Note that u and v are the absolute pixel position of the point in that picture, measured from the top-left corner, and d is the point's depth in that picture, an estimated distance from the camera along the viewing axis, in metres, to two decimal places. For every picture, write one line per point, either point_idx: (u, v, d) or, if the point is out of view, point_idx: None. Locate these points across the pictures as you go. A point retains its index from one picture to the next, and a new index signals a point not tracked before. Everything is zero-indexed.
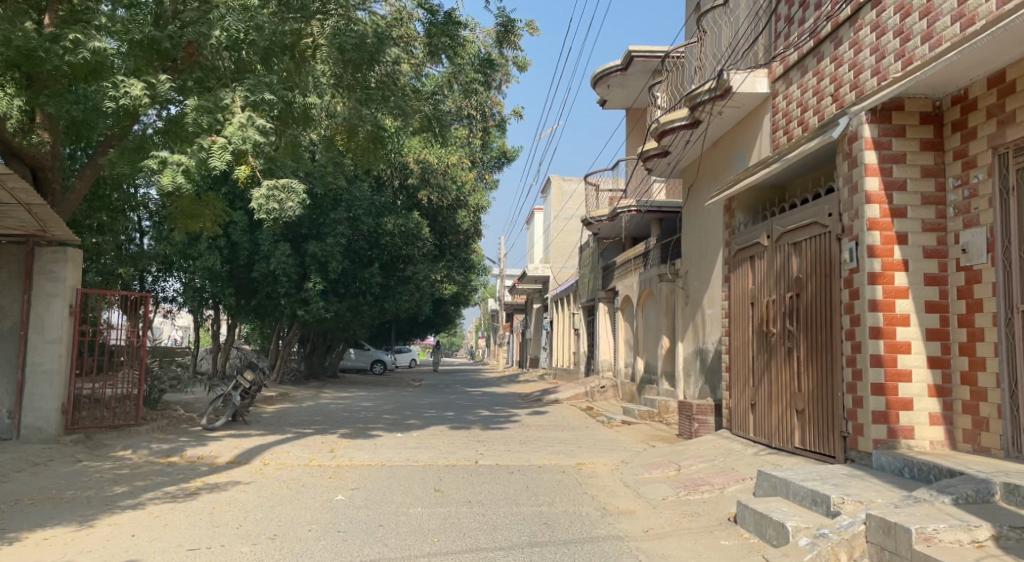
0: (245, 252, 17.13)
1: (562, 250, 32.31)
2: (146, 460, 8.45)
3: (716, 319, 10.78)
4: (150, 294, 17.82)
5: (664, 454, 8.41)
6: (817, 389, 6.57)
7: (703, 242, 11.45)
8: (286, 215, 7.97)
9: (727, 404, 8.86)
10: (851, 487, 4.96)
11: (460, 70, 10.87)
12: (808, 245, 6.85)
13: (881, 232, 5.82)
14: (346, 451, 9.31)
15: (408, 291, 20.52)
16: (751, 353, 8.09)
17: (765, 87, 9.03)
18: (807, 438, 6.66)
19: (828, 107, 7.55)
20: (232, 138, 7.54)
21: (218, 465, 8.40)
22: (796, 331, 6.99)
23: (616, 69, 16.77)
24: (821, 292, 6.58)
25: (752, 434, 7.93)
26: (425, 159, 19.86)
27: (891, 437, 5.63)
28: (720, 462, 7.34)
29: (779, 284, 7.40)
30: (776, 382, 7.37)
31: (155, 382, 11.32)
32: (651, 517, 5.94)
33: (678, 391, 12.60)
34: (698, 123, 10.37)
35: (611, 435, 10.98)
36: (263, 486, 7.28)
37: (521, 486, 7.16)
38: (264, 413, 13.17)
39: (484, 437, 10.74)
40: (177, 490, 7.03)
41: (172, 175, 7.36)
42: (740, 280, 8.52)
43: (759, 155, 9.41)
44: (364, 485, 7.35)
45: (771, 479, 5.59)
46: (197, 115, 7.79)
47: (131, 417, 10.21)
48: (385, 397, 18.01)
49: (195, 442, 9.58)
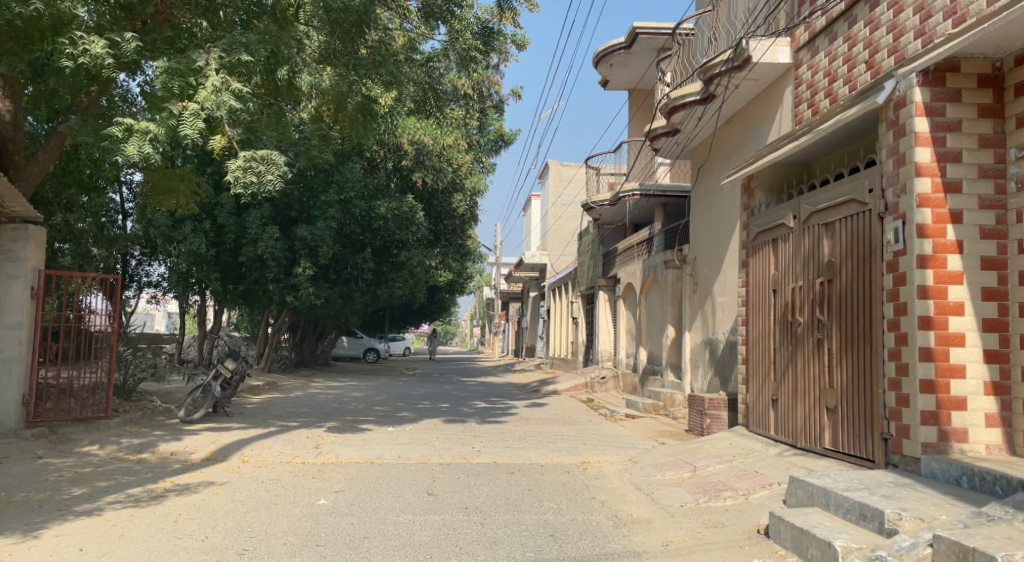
0: (232, 235, 16.33)
1: (561, 237, 31.58)
2: (112, 456, 7.76)
3: (729, 308, 10.14)
4: (132, 279, 17.14)
5: (675, 453, 7.76)
6: (853, 386, 5.90)
7: (716, 226, 10.77)
8: (265, 190, 7.26)
9: (743, 398, 8.23)
10: (906, 500, 4.33)
11: (458, 38, 10.13)
12: (843, 226, 6.15)
13: (933, 209, 5.15)
14: (332, 448, 8.63)
15: (400, 278, 19.90)
16: (773, 344, 7.43)
17: (787, 57, 8.36)
18: (840, 439, 6.02)
19: (862, 75, 6.87)
20: (205, 103, 6.79)
21: (192, 462, 7.73)
22: (826, 320, 6.31)
23: (619, 47, 16.07)
24: (857, 279, 5.89)
25: (773, 432, 7.29)
26: (419, 139, 19.05)
27: (942, 440, 4.99)
28: (740, 464, 6.71)
29: (807, 269, 6.71)
30: (802, 377, 6.73)
31: (129, 370, 10.54)
32: (669, 528, 5.31)
33: (685, 383, 11.97)
34: (712, 98, 9.69)
35: (614, 430, 10.33)
36: (239, 487, 6.63)
37: (523, 490, 6.51)
38: (249, 404, 12.45)
39: (481, 432, 10.08)
40: (142, 492, 6.35)
41: (139, 144, 6.69)
42: (760, 265, 7.85)
43: (780, 131, 8.72)
44: (351, 486, 6.69)
45: (808, 487, 4.96)
46: (168, 79, 6.99)
47: (101, 408, 9.37)
48: (376, 387, 17.37)
49: (169, 436, 8.88)
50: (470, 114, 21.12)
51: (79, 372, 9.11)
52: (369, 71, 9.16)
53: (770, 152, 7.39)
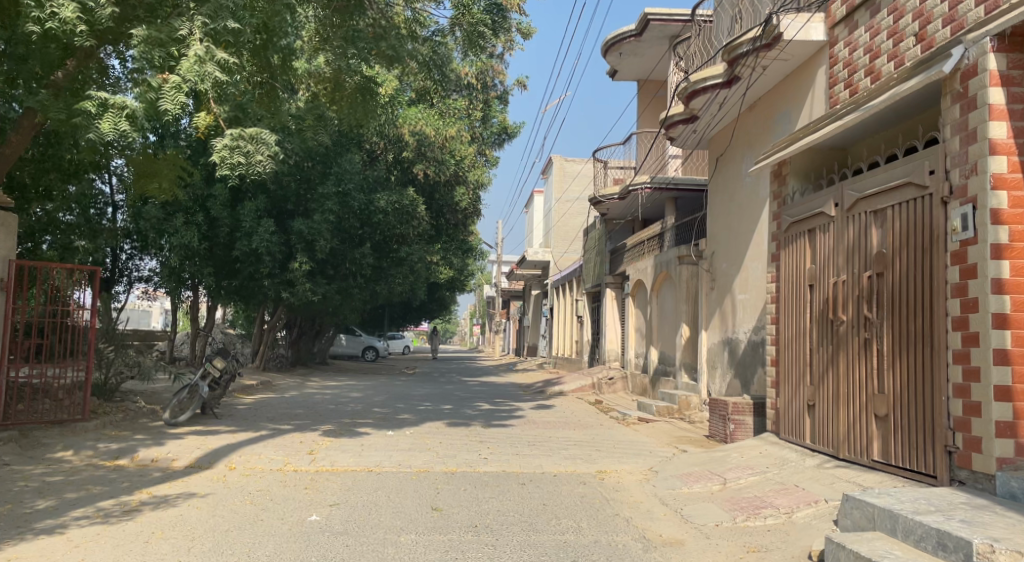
0: (225, 229, 15.61)
1: (564, 234, 30.93)
2: (88, 463, 7.14)
3: (752, 306, 9.54)
4: (122, 273, 16.47)
5: (700, 462, 7.13)
6: (908, 392, 5.27)
7: (737, 219, 10.15)
8: (254, 171, 6.59)
9: (773, 403, 7.60)
10: (993, 528, 3.71)
11: (464, 9, 9.63)
12: (895, 213, 5.52)
13: (1009, 192, 4.51)
14: (327, 454, 8.00)
15: (400, 274, 19.32)
16: (809, 345, 6.80)
17: (821, 35, 7.75)
18: (892, 450, 5.40)
19: (909, 50, 6.20)
20: (186, 74, 6.16)
21: (174, 470, 7.11)
22: (876, 319, 5.68)
23: (629, 34, 15.43)
24: (913, 272, 5.25)
25: (808, 440, 6.67)
26: (421, 130, 18.33)
27: (1020, 455, 4.37)
28: (777, 478, 6.09)
29: (852, 262, 6.08)
30: (844, 381, 6.11)
31: (111, 369, 9.89)
32: (705, 551, 4.70)
33: (702, 385, 11.43)
34: (736, 81, 9.13)
35: (629, 435, 9.72)
36: (223, 500, 6.01)
37: (537, 504, 5.88)
38: (240, 405, 11.80)
39: (487, 437, 9.43)
40: (113, 505, 5.72)
41: (114, 121, 6.09)
42: (794, 259, 7.22)
43: (811, 114, 8.13)
44: (348, 499, 6.06)
45: (868, 507, 4.35)
46: (147, 48, 6.33)
47: (78, 410, 8.74)
48: (375, 387, 16.75)
49: (152, 441, 8.25)
50: (472, 104, 20.46)
51: (56, 370, 8.46)
52: (370, 47, 8.59)
53: (805, 134, 6.76)
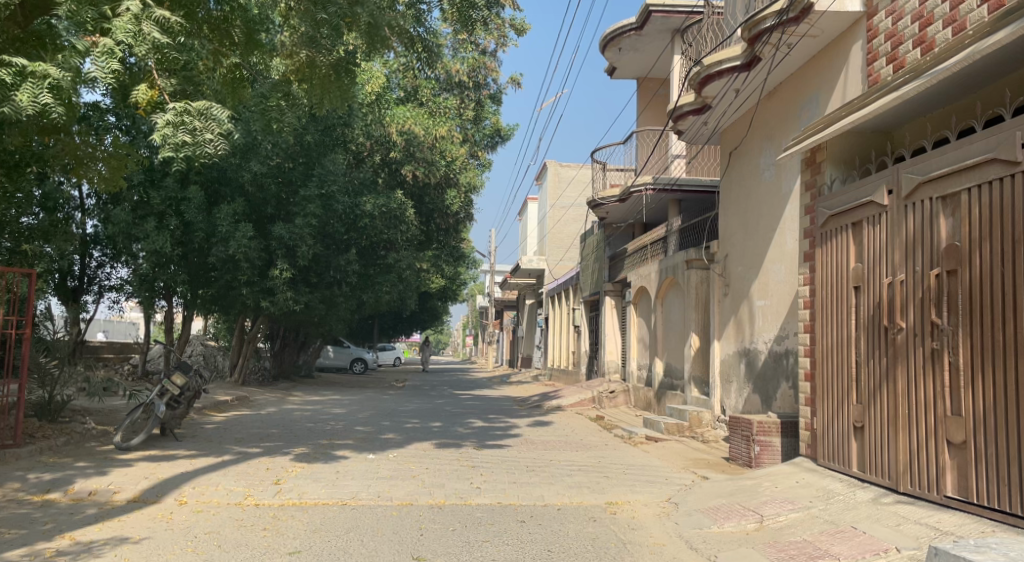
0: (200, 234, 14.22)
1: (558, 241, 30.10)
2: (9, 498, 6.06)
3: (774, 312, 8.59)
4: (90, 281, 15.39)
5: (727, 493, 6.14)
6: (992, 413, 4.30)
7: (756, 217, 9.21)
8: (203, 153, 5.62)
9: (809, 423, 6.62)
10: None
11: None
12: (971, 198, 4.57)
13: None
14: (296, 484, 6.95)
15: (389, 281, 18.40)
16: (855, 356, 5.85)
17: (857, 5, 6.83)
18: (972, 485, 4.42)
19: (972, 12, 5.26)
20: (119, 34, 5.38)
21: (111, 506, 6.02)
22: (947, 323, 4.72)
23: (630, 27, 14.56)
24: (998, 269, 4.30)
25: (856, 468, 5.70)
26: (409, 130, 17.34)
27: None
28: (826, 515, 5.10)
29: (913, 258, 5.13)
30: (903, 400, 5.14)
31: (55, 387, 8.72)
32: None
33: (714, 400, 10.45)
34: (756, 63, 8.22)
35: (639, 457, 8.73)
36: (159, 547, 4.94)
37: (540, 551, 4.86)
38: (208, 425, 10.70)
39: (480, 461, 8.38)
40: (21, 556, 4.66)
41: (33, 92, 5.15)
42: (833, 258, 6.28)
43: (846, 96, 7.20)
44: (312, 545, 5.00)
45: (943, 552, 3.31)
46: (75, 7, 5.53)
47: (10, 434, 7.53)
48: (361, 402, 15.67)
49: (93, 469, 7.16)
50: (463, 104, 19.62)
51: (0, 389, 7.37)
52: (344, 12, 7.57)
53: (847, 111, 5.80)
